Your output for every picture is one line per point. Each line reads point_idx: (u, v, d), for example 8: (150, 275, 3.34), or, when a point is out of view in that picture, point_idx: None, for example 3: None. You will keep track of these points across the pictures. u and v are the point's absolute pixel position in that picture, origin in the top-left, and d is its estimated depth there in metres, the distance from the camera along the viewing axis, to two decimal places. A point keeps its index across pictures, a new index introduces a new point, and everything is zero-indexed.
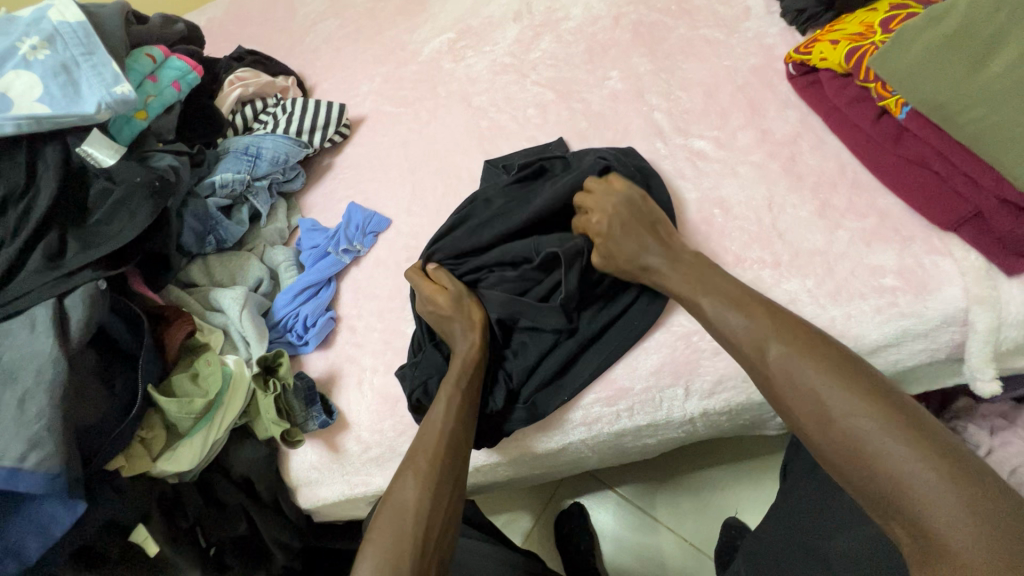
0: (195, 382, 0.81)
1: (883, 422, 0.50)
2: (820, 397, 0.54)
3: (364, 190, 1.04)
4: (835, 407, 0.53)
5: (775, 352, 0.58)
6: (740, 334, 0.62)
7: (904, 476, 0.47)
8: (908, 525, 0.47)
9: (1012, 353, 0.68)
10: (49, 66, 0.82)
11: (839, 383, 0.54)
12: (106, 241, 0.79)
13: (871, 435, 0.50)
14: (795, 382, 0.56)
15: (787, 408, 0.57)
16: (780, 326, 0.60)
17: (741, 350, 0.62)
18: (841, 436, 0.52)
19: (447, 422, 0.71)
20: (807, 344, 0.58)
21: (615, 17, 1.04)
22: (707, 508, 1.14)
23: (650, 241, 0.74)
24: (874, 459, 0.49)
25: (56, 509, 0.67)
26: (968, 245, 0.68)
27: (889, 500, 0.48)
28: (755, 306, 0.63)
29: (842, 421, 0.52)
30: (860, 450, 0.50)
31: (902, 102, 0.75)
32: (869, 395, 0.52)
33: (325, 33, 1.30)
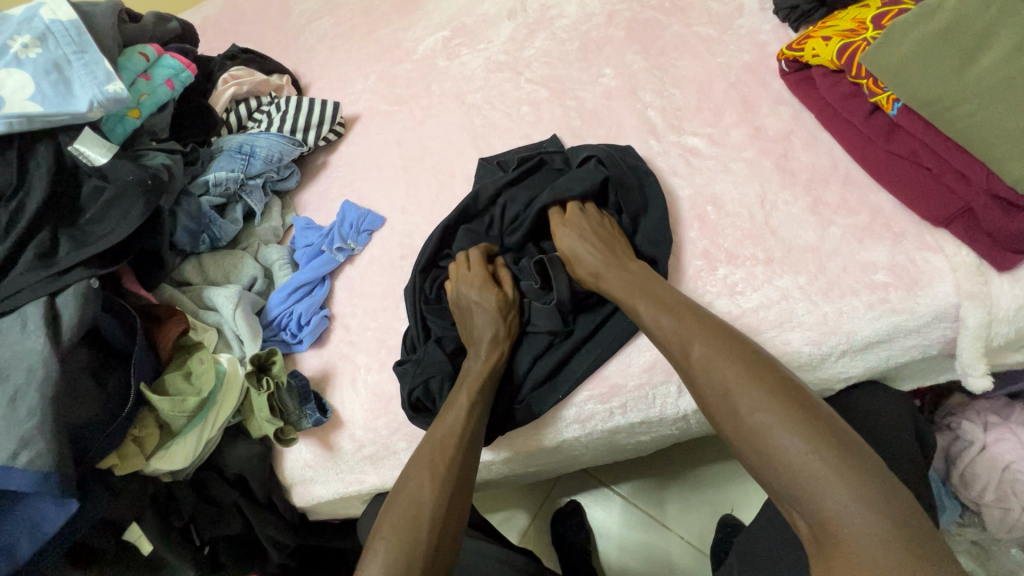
0: (188, 380, 0.80)
1: (782, 417, 0.54)
2: (731, 395, 0.57)
3: (358, 189, 1.04)
4: (744, 405, 0.56)
5: (698, 351, 0.61)
6: (669, 335, 0.64)
7: (799, 469, 0.51)
8: (803, 514, 0.51)
9: (1004, 349, 0.68)
10: (41, 64, 0.81)
11: (750, 382, 0.57)
12: (98, 239, 0.78)
13: (773, 430, 0.53)
14: (712, 380, 0.59)
15: (706, 407, 0.60)
16: (704, 327, 0.63)
17: (669, 350, 0.64)
18: (748, 432, 0.55)
19: (461, 424, 0.72)
20: (723, 344, 0.61)
21: (608, 14, 1.04)
22: (703, 506, 1.14)
23: (597, 248, 0.76)
24: (774, 454, 0.53)
25: (48, 507, 0.67)
26: (959, 241, 0.68)
27: (787, 490, 0.52)
28: (682, 308, 0.66)
29: (750, 419, 0.55)
30: (763, 445, 0.53)
31: (894, 99, 0.75)
32: (776, 394, 0.55)
33: (319, 31, 1.30)
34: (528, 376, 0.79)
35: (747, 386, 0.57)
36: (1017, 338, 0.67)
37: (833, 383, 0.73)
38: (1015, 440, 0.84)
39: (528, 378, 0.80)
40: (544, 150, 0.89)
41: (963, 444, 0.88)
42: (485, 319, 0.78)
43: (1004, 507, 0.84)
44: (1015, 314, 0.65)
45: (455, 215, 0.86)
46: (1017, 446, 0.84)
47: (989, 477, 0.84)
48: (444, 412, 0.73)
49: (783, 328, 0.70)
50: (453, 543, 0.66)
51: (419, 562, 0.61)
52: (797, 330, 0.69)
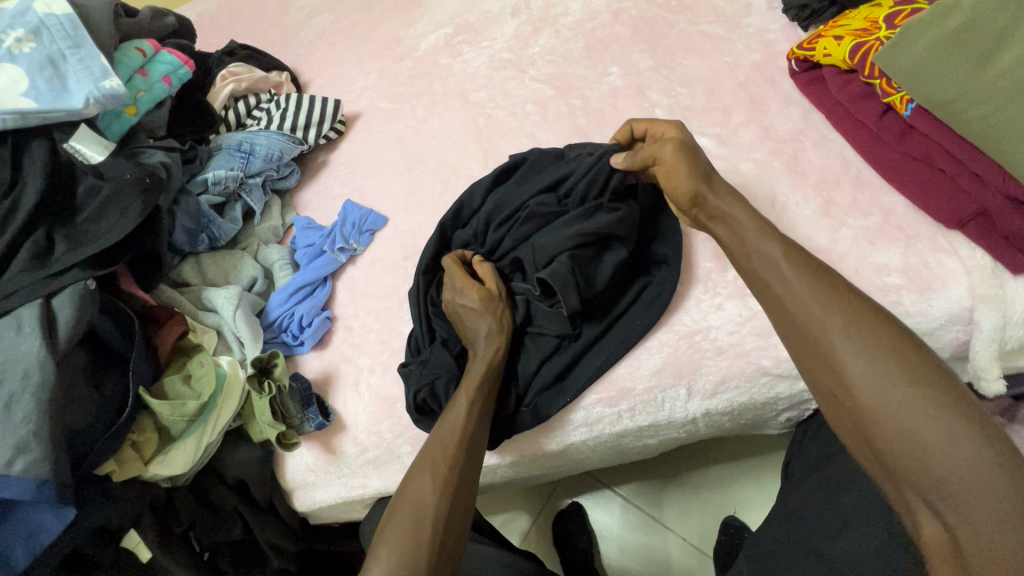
0: (188, 384, 0.79)
1: (925, 404, 0.49)
2: (872, 370, 0.51)
3: (360, 188, 1.03)
4: (899, 390, 0.50)
5: (832, 318, 0.55)
6: (803, 302, 0.57)
7: (961, 468, 0.46)
8: (947, 516, 0.46)
9: (1017, 352, 0.68)
10: (36, 59, 0.79)
11: (900, 366, 0.51)
12: (95, 240, 0.77)
13: (917, 416, 0.49)
14: (847, 353, 0.53)
15: (840, 386, 0.53)
16: (838, 291, 0.56)
17: (790, 312, 0.58)
18: (884, 416, 0.50)
19: (462, 423, 0.70)
20: (859, 313, 0.54)
21: (614, 12, 1.03)
22: (706, 508, 1.13)
23: (698, 171, 0.70)
24: (929, 447, 0.47)
25: (44, 515, 0.65)
26: (973, 243, 0.67)
27: (937, 488, 0.46)
28: (817, 267, 0.59)
29: (903, 406, 0.49)
30: (917, 436, 0.48)
31: (908, 99, 0.74)
32: (929, 383, 0.50)
33: (319, 27, 1.28)
34: (535, 379, 0.78)
35: (887, 364, 0.51)
36: None
37: None
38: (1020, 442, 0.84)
39: (532, 380, 0.78)
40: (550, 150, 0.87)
41: None
42: (482, 322, 0.76)
43: None
44: None
45: (453, 215, 0.86)
46: (1022, 448, 0.83)
47: None
48: (447, 413, 0.72)
49: None
50: (457, 543, 0.64)
51: (420, 563, 0.60)
52: None
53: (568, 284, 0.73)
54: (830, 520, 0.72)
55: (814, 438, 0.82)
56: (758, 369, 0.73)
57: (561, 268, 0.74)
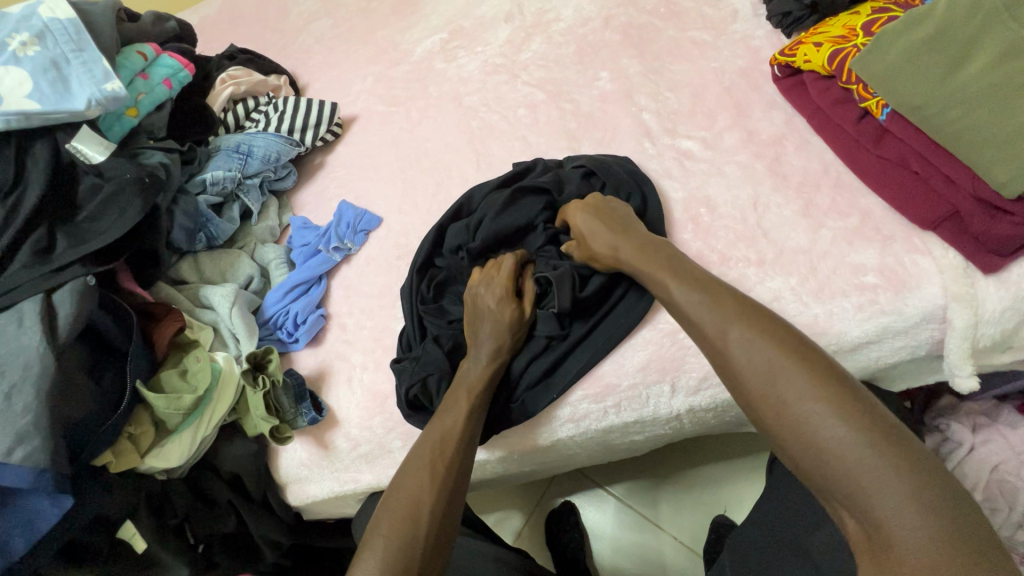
0: (184, 379, 0.81)
1: (830, 408, 0.50)
2: (775, 380, 0.54)
3: (355, 189, 1.05)
4: (791, 394, 0.52)
5: (737, 333, 0.58)
6: (702, 322, 0.61)
7: (853, 464, 0.48)
8: (853, 510, 0.48)
9: (990, 350, 0.70)
10: (40, 62, 0.82)
11: (795, 370, 0.53)
12: (95, 237, 0.79)
13: (821, 421, 0.50)
14: (754, 366, 0.56)
15: (744, 397, 0.56)
16: (741, 306, 0.60)
17: (703, 331, 0.61)
18: (792, 424, 0.52)
19: (462, 424, 0.72)
20: (762, 326, 0.57)
21: (604, 18, 1.05)
22: (695, 506, 1.15)
23: (601, 222, 0.76)
24: (821, 446, 0.50)
25: (42, 503, 0.67)
26: (947, 244, 0.69)
27: (838, 486, 0.48)
28: (719, 288, 0.63)
29: (797, 410, 0.52)
30: (810, 439, 0.50)
31: (883, 104, 0.76)
32: (821, 382, 0.52)
33: (318, 32, 1.31)
34: (523, 377, 0.80)
35: (789, 372, 0.53)
36: (1002, 339, 0.68)
37: None
38: (1001, 441, 0.86)
39: (522, 379, 0.80)
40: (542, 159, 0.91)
41: (951, 445, 0.89)
42: (491, 325, 0.78)
43: (990, 508, 0.84)
44: (1001, 316, 0.66)
45: (450, 218, 0.88)
46: (1003, 447, 0.85)
47: (976, 478, 0.85)
48: (443, 412, 0.74)
49: None
50: (449, 542, 0.66)
51: (416, 561, 0.61)
52: None
53: (564, 281, 0.77)
54: (809, 514, 0.74)
55: None
56: None
57: (564, 271, 0.78)
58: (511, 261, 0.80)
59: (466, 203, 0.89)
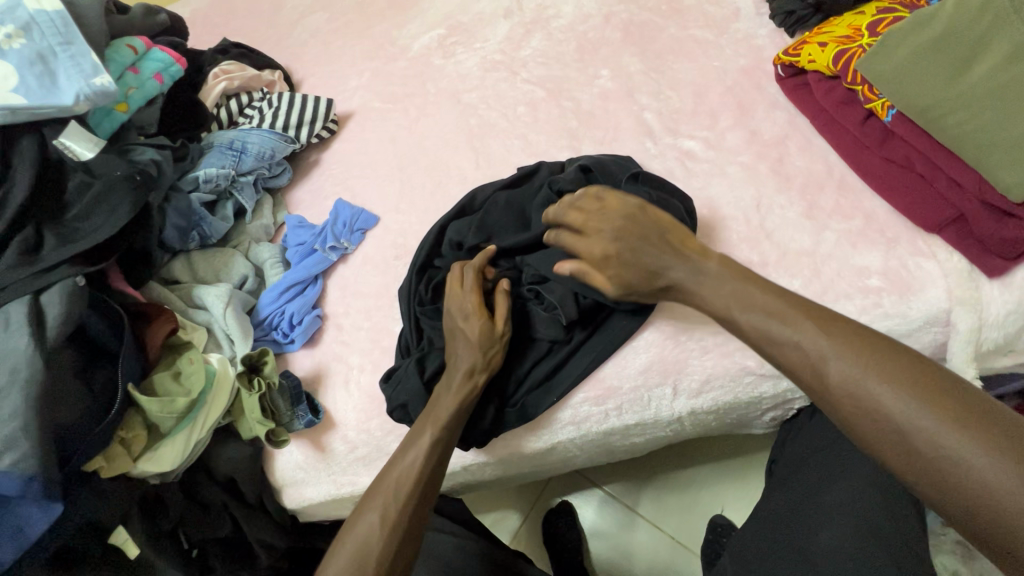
0: (177, 381, 0.79)
1: (964, 438, 0.47)
2: (893, 414, 0.50)
3: (351, 186, 1.03)
4: (918, 426, 0.49)
5: (835, 362, 0.54)
6: (794, 349, 0.57)
7: (1011, 506, 0.44)
8: (1016, 555, 0.44)
9: (993, 353, 0.69)
10: (25, 55, 0.79)
11: (917, 399, 0.50)
12: (84, 237, 0.76)
13: (958, 455, 0.47)
14: (863, 397, 0.52)
15: (857, 432, 0.52)
16: (834, 331, 0.56)
17: (797, 366, 0.57)
18: (925, 460, 0.48)
19: (418, 466, 0.68)
20: (860, 349, 0.54)
21: (605, 15, 1.04)
22: (694, 505, 1.15)
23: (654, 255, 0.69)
24: (969, 487, 0.46)
25: (30, 511, 0.65)
26: (951, 247, 0.69)
27: (992, 529, 0.45)
28: (802, 313, 0.59)
29: (928, 444, 0.48)
30: (951, 480, 0.47)
31: (888, 105, 0.76)
32: (950, 411, 0.49)
33: (312, 26, 1.29)
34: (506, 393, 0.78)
35: (907, 401, 0.50)
36: (1005, 343, 0.68)
37: None
38: None
39: (488, 403, 0.77)
40: (544, 163, 0.89)
41: None
42: (464, 345, 0.74)
43: None
44: (1005, 319, 0.66)
45: (452, 216, 0.87)
46: None
47: None
48: (405, 446, 0.70)
49: None
50: None
51: None
52: None
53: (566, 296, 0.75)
54: (809, 515, 0.74)
55: (792, 440, 0.83)
56: (743, 369, 0.74)
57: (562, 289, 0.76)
58: (471, 273, 0.77)
59: (466, 202, 0.87)
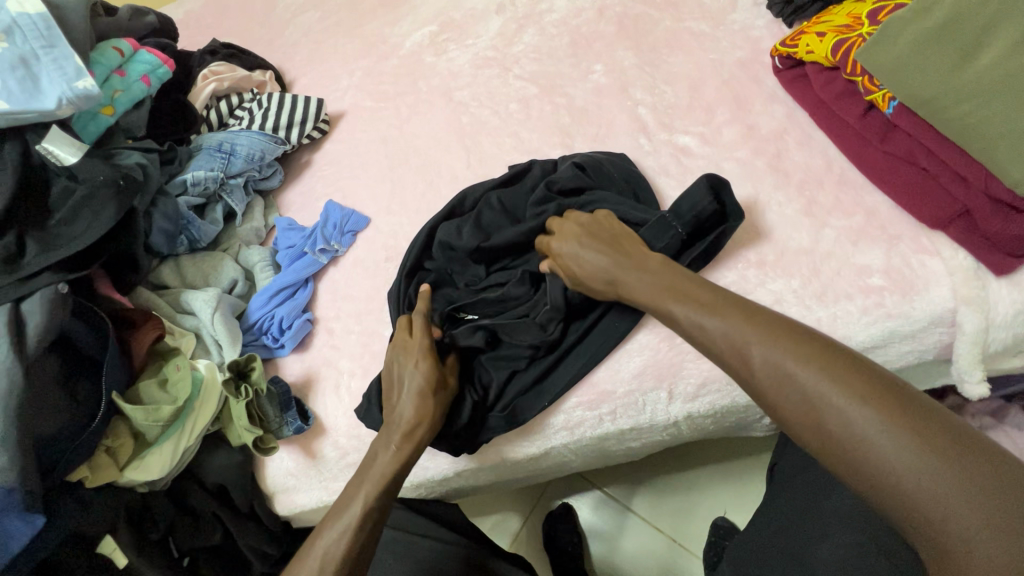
0: (163, 389, 0.78)
1: (869, 414, 0.47)
2: (805, 392, 0.51)
3: (342, 188, 1.01)
4: (828, 404, 0.49)
5: (753, 343, 0.55)
6: (714, 335, 0.58)
7: (908, 478, 0.44)
8: (918, 531, 0.44)
9: (1002, 354, 0.67)
10: (6, 58, 0.78)
11: (829, 378, 0.50)
12: (66, 243, 0.75)
13: (861, 429, 0.47)
14: (777, 377, 0.52)
15: (774, 411, 0.53)
16: (752, 316, 0.57)
17: (719, 350, 0.58)
18: (831, 436, 0.48)
19: (343, 544, 0.63)
20: (775, 331, 0.55)
21: (599, 8, 1.01)
22: (696, 509, 1.12)
23: (605, 252, 0.69)
24: (869, 461, 0.46)
25: (10, 523, 0.64)
26: (957, 244, 0.66)
27: (895, 504, 0.45)
28: (724, 301, 0.60)
29: (837, 422, 0.48)
30: (859, 457, 0.47)
31: (890, 97, 0.73)
32: (859, 390, 0.49)
33: (304, 25, 1.27)
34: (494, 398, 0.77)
35: (817, 380, 0.50)
36: (1014, 344, 0.65)
37: None
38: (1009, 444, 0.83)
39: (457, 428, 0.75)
40: (536, 161, 0.87)
41: None
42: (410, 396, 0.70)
43: None
44: (1013, 319, 0.63)
45: (444, 217, 0.84)
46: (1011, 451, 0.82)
47: None
48: (331, 521, 0.65)
49: None
50: None
51: None
52: None
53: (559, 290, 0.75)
54: (810, 522, 0.72)
55: (793, 443, 0.81)
56: None
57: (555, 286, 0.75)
58: (421, 319, 0.75)
59: (456, 203, 0.85)
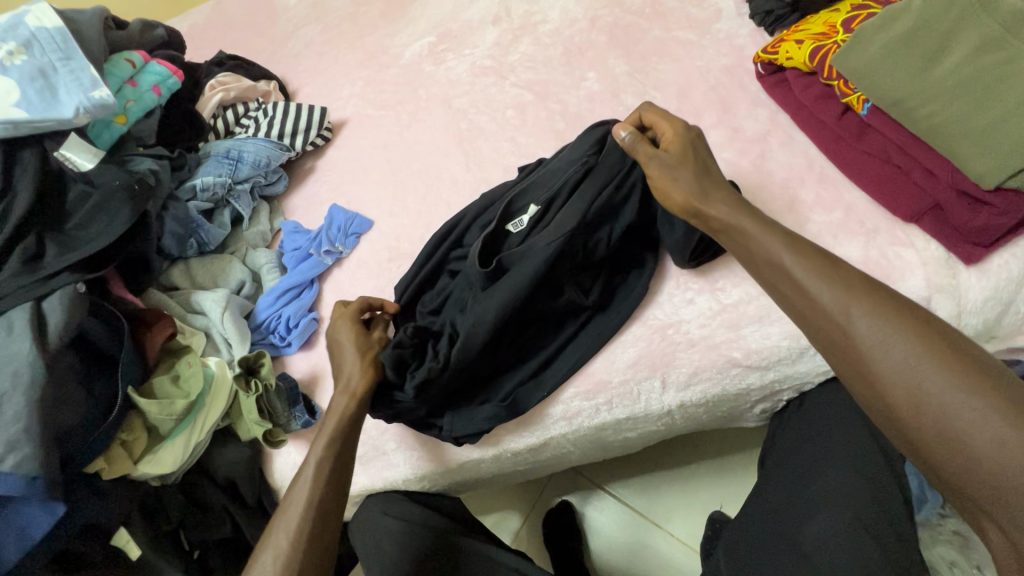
0: (176, 385, 0.81)
1: (979, 407, 0.49)
2: (916, 378, 0.52)
3: (345, 192, 1.05)
4: (935, 391, 0.51)
5: (864, 321, 0.55)
6: (823, 303, 0.57)
7: (1010, 473, 0.46)
8: (1003, 520, 0.47)
9: (975, 340, 0.70)
10: (27, 70, 0.82)
11: (943, 367, 0.51)
12: (83, 244, 0.79)
13: (963, 420, 0.49)
14: (888, 359, 0.53)
15: (870, 387, 0.54)
16: (867, 291, 0.57)
17: (821, 318, 0.57)
18: (932, 422, 0.50)
19: (308, 494, 0.68)
20: (888, 312, 0.55)
21: (591, 19, 1.06)
22: (692, 503, 1.15)
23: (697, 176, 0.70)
24: (972, 451, 0.48)
25: (34, 512, 0.69)
26: (928, 236, 0.70)
27: (986, 492, 0.47)
28: (839, 269, 0.59)
29: (944, 410, 0.50)
30: (963, 446, 0.48)
31: (863, 99, 0.79)
32: (972, 383, 0.50)
33: (307, 37, 1.31)
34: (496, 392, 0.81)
35: (930, 368, 0.51)
36: (985, 329, 0.69)
37: (810, 378, 0.78)
38: None
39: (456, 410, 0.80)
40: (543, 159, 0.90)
41: None
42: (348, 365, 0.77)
43: None
44: (983, 306, 0.67)
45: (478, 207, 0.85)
46: None
47: None
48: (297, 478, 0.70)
49: (763, 323, 0.75)
50: None
51: None
52: (777, 326, 0.74)
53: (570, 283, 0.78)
54: (798, 506, 0.75)
55: (781, 433, 0.84)
56: (729, 361, 0.75)
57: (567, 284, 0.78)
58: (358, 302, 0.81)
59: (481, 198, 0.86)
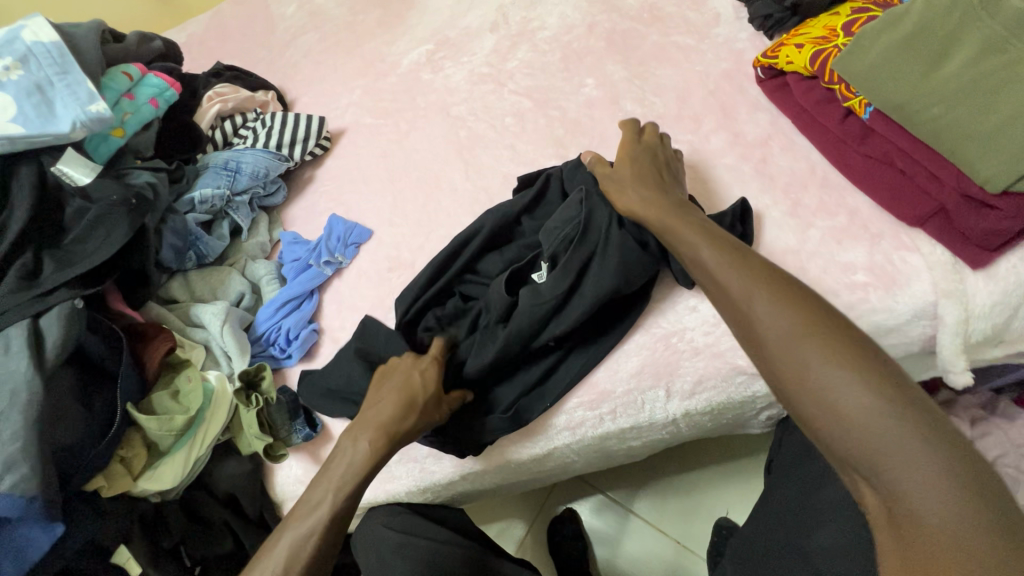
0: (175, 399, 0.80)
1: (853, 378, 0.48)
2: (798, 350, 0.52)
3: (345, 202, 1.05)
4: (813, 362, 0.50)
5: (760, 298, 0.56)
6: (728, 285, 0.59)
7: (881, 442, 0.46)
8: (876, 489, 0.45)
9: (983, 345, 0.69)
10: (24, 86, 0.81)
11: (823, 341, 0.51)
12: (82, 260, 0.78)
13: (839, 391, 0.48)
14: (775, 334, 0.53)
15: (763, 363, 0.54)
16: (765, 274, 0.58)
17: (725, 295, 0.59)
18: (812, 395, 0.50)
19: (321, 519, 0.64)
20: (779, 290, 0.56)
21: (588, 25, 1.06)
22: (698, 510, 1.14)
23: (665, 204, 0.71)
24: (843, 419, 0.48)
25: (31, 532, 0.66)
26: (934, 240, 0.70)
27: (857, 461, 0.47)
28: (751, 257, 0.60)
29: (819, 383, 0.49)
30: (837, 414, 0.48)
31: (866, 103, 0.77)
32: (850, 357, 0.50)
33: (304, 47, 1.31)
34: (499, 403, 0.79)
35: (810, 342, 0.51)
36: (994, 334, 0.68)
37: None
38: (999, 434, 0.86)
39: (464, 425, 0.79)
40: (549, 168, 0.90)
41: None
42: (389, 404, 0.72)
43: None
44: (991, 310, 0.66)
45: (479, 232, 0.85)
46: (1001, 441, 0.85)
47: None
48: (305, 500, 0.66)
49: None
50: None
51: None
52: None
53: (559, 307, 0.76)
54: (806, 514, 0.73)
55: (787, 440, 0.83)
56: (735, 369, 0.74)
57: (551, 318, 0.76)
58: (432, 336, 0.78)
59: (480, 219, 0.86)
